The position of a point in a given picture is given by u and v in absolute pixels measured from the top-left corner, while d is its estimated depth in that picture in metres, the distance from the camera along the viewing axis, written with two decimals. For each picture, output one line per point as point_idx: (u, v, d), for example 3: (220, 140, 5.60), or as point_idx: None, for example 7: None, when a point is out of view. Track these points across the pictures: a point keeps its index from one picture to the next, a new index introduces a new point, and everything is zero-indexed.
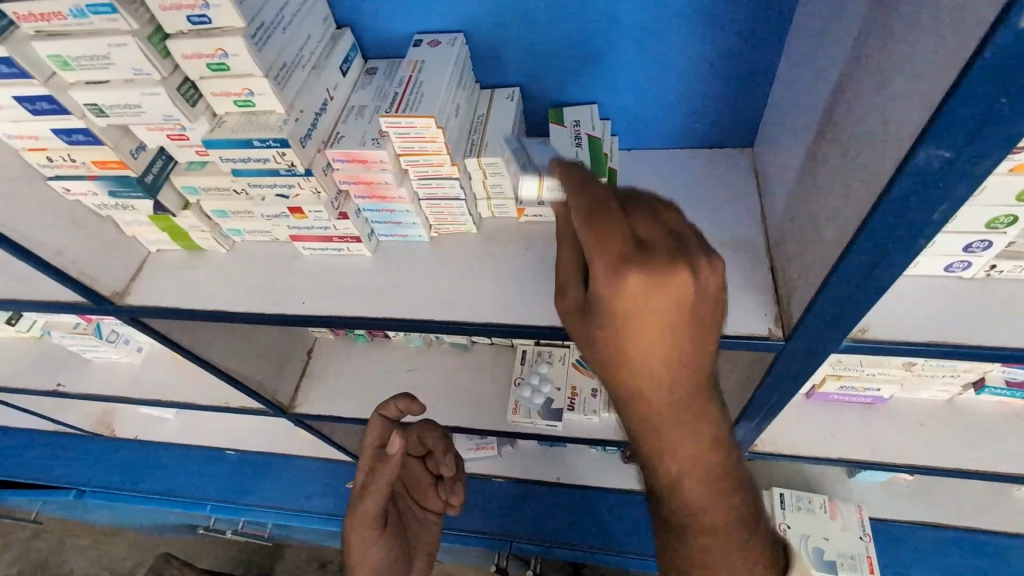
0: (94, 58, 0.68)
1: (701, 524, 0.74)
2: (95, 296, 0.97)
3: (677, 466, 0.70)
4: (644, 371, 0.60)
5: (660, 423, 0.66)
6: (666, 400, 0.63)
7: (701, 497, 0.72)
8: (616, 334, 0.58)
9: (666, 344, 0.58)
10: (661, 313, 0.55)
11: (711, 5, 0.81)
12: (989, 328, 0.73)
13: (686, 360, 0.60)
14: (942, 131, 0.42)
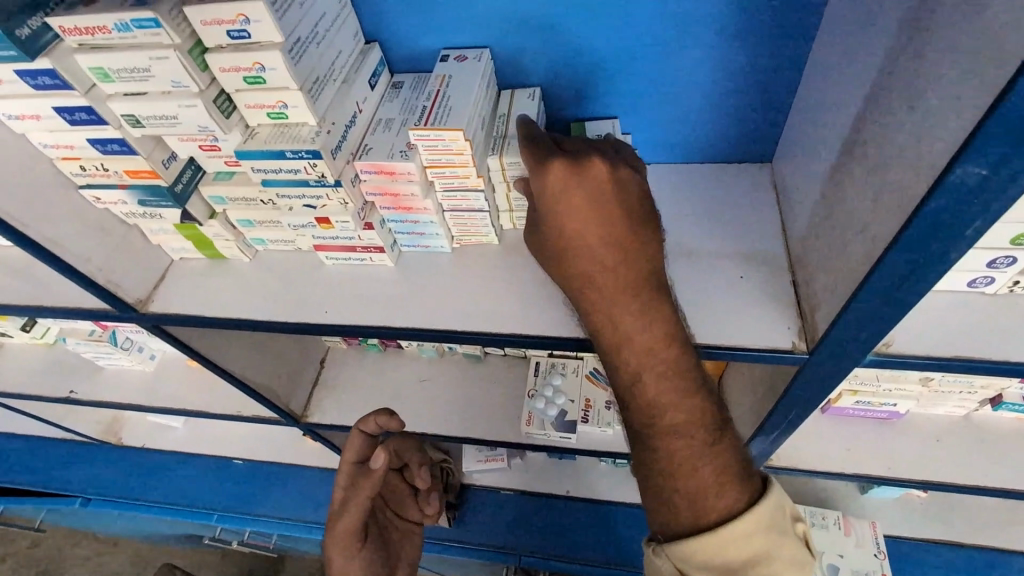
0: (134, 71, 0.70)
1: (682, 459, 0.72)
2: (120, 303, 0.98)
3: (643, 376, 0.73)
4: (581, 251, 0.74)
5: (607, 307, 0.74)
6: (612, 284, 0.73)
7: (663, 397, 0.73)
8: (559, 217, 0.73)
9: (599, 223, 0.72)
10: (581, 197, 0.72)
11: (734, 24, 0.83)
12: (1013, 343, 0.73)
13: (621, 243, 0.73)
14: (981, 149, 0.43)
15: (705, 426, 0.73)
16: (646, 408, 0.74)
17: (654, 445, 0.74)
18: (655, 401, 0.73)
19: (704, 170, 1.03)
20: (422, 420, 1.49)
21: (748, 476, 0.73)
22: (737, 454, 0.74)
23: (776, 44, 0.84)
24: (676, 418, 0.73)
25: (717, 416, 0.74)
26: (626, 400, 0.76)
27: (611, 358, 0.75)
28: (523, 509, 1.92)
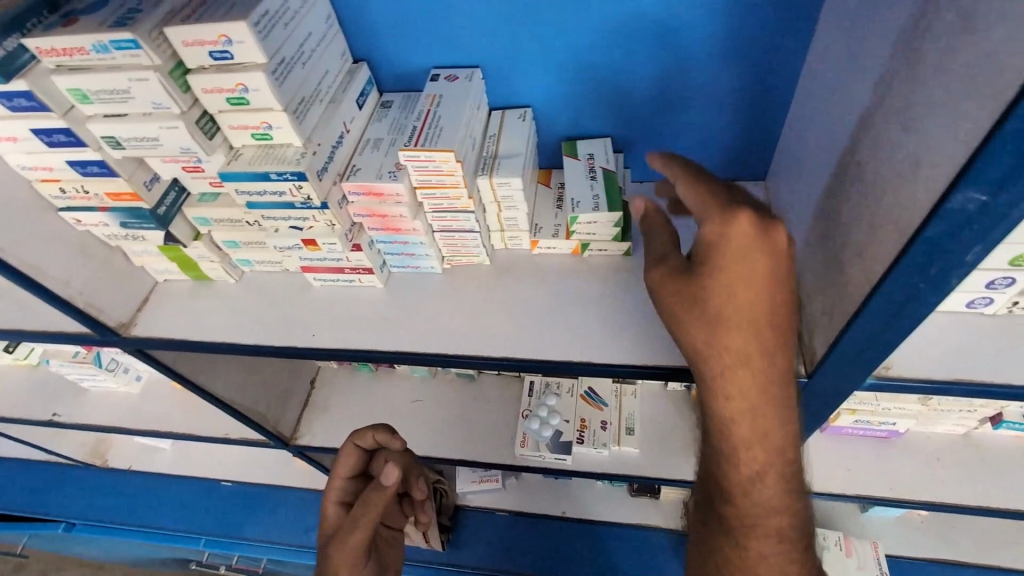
0: (114, 93, 0.68)
1: (773, 562, 0.69)
2: (101, 327, 0.95)
3: (766, 470, 0.66)
4: (736, 325, 0.60)
5: (750, 393, 0.63)
6: (768, 378, 0.62)
7: (773, 493, 0.67)
8: (725, 284, 0.59)
9: (774, 301, 0.60)
10: (761, 267, 0.58)
11: (725, 42, 0.82)
12: (1015, 366, 0.72)
13: (789, 333, 0.61)
14: (981, 175, 0.42)
15: (800, 531, 0.70)
16: (748, 498, 0.68)
17: (742, 530, 0.70)
18: (764, 503, 0.68)
19: None
20: (414, 442, 1.45)
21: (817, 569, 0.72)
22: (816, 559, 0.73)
23: (768, 63, 0.84)
24: (779, 521, 0.69)
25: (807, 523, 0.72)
26: (730, 494, 0.69)
27: (736, 452, 0.66)
28: (518, 531, 1.88)
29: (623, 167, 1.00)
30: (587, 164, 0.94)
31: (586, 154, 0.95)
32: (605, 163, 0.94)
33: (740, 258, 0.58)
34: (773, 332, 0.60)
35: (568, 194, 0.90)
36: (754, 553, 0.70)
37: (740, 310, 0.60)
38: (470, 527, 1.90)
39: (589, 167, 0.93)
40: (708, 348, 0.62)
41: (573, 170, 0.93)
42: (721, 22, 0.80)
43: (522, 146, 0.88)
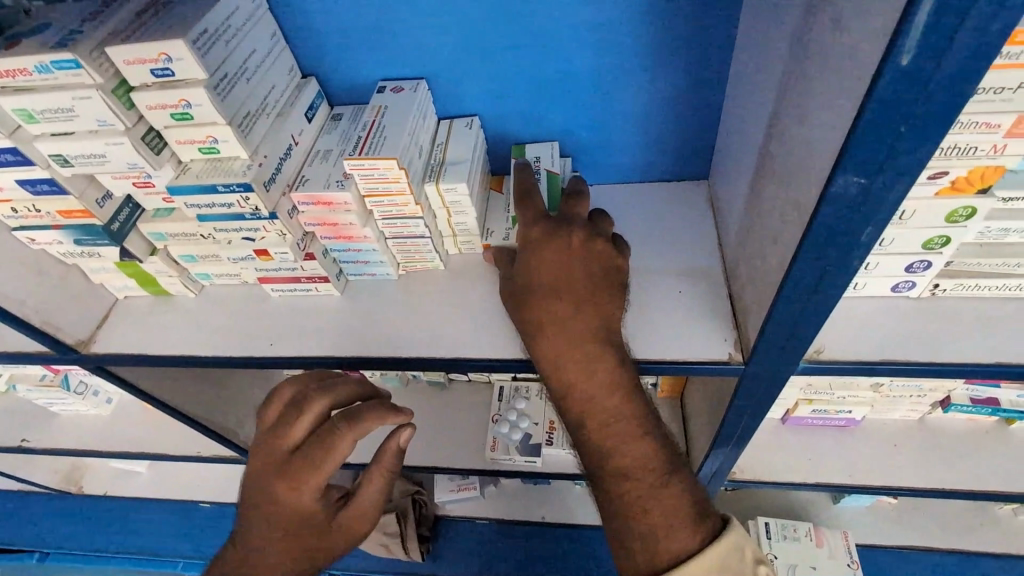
0: (58, 111, 0.70)
1: (633, 501, 0.71)
2: (59, 344, 0.96)
3: (591, 420, 0.74)
4: (535, 298, 0.78)
5: (557, 352, 0.76)
6: (563, 334, 0.76)
7: (609, 439, 0.73)
8: (527, 270, 0.80)
9: (559, 274, 0.78)
10: (543, 253, 0.80)
11: (656, 48, 0.86)
12: (936, 345, 0.75)
13: (577, 296, 0.77)
14: (854, 160, 0.45)
15: (656, 468, 0.72)
16: (597, 451, 0.74)
17: (607, 489, 0.74)
18: (603, 447, 0.74)
19: (645, 189, 1.05)
20: None
21: (704, 520, 0.70)
22: (690, 499, 0.71)
23: (699, 67, 0.88)
24: (625, 461, 0.73)
25: (672, 462, 0.73)
26: (580, 445, 0.77)
27: (565, 404, 0.77)
28: (498, 539, 1.88)
29: (571, 170, 1.03)
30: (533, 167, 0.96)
31: (533, 157, 0.97)
32: (550, 166, 0.97)
33: (532, 249, 0.80)
34: (562, 297, 0.77)
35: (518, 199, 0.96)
36: (616, 496, 0.73)
37: (534, 285, 0.79)
38: (451, 537, 1.90)
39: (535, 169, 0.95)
40: (519, 321, 0.80)
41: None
42: (650, 29, 0.84)
43: (467, 152, 0.91)
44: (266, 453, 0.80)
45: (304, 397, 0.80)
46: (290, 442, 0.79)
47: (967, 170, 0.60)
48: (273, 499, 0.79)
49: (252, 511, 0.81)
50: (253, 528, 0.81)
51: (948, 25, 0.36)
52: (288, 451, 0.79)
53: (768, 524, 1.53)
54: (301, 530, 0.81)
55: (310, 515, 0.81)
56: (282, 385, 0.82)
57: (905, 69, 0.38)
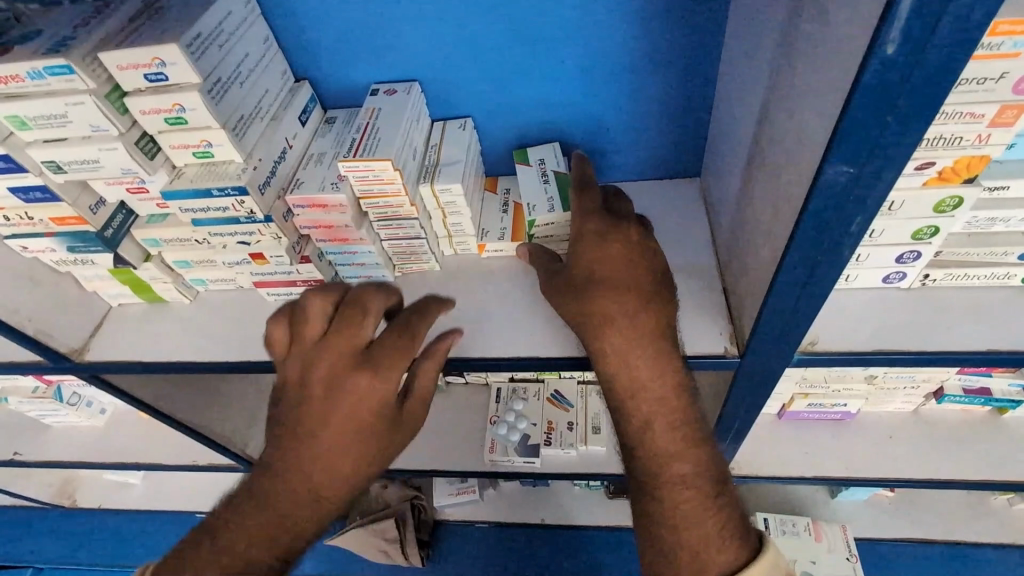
0: (51, 117, 0.70)
1: (688, 510, 0.71)
2: (53, 353, 0.95)
3: (653, 421, 0.73)
4: (601, 288, 0.74)
5: (624, 349, 0.73)
6: (632, 332, 0.73)
7: (669, 444, 0.73)
8: (590, 261, 0.76)
9: (627, 270, 0.75)
10: (612, 244, 0.76)
11: (646, 47, 0.87)
12: (927, 336, 0.77)
13: (645, 293, 0.74)
14: (843, 151, 0.46)
15: (708, 477, 0.72)
16: (652, 455, 0.73)
17: (658, 495, 0.73)
18: (661, 451, 0.73)
19: (638, 188, 1.06)
20: None
21: (750, 534, 0.71)
22: (738, 510, 0.72)
23: (688, 65, 0.89)
24: (682, 468, 0.72)
25: (720, 471, 0.74)
26: (633, 447, 0.75)
27: (622, 404, 0.74)
28: (500, 543, 1.87)
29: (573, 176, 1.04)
30: (539, 169, 0.97)
31: (537, 159, 0.98)
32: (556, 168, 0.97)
33: (596, 241, 0.77)
34: (629, 293, 0.74)
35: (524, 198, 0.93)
36: (669, 502, 0.72)
37: (600, 280, 0.75)
38: (451, 541, 1.90)
39: (541, 171, 0.96)
40: (579, 315, 0.75)
41: (525, 176, 0.96)
42: (639, 29, 0.85)
43: (461, 153, 0.92)
44: (320, 367, 0.70)
45: (358, 299, 0.72)
46: (348, 348, 0.70)
47: (953, 160, 0.61)
48: (334, 419, 0.69)
49: (291, 445, 0.70)
50: (293, 463, 0.70)
51: (930, 15, 0.37)
52: (348, 361, 0.70)
53: (766, 520, 1.54)
54: (357, 456, 0.71)
55: (372, 436, 0.72)
56: (316, 297, 0.72)
57: (890, 60, 0.39)
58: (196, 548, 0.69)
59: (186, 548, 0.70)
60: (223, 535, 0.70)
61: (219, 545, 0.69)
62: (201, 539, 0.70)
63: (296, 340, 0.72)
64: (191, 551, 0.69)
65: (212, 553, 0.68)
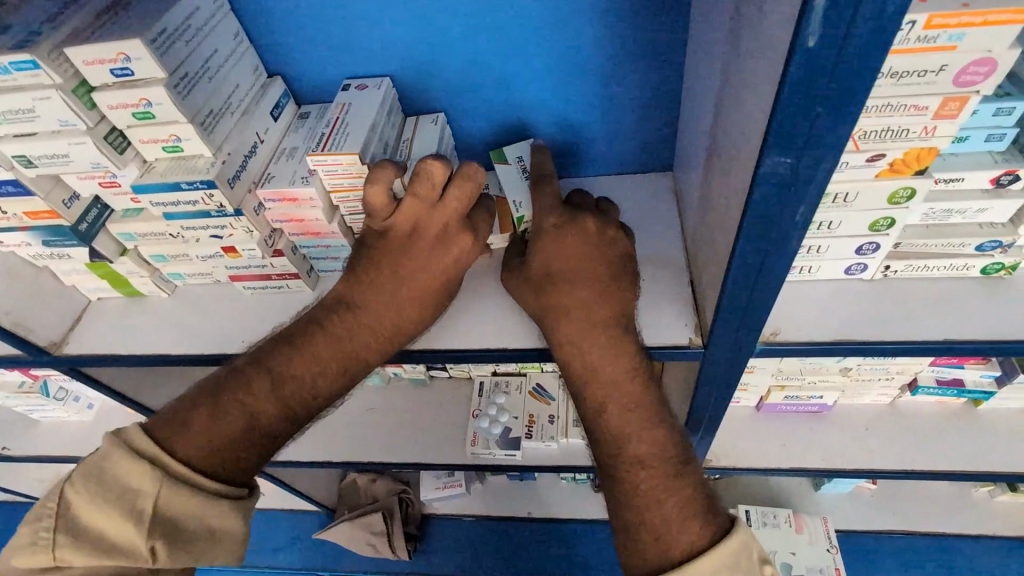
0: (19, 112, 0.71)
1: (647, 491, 0.72)
2: (31, 347, 0.96)
3: (609, 406, 0.76)
4: (558, 281, 0.79)
5: (578, 337, 0.77)
6: (586, 321, 0.77)
7: (626, 426, 0.75)
8: (548, 256, 0.80)
9: (580, 264, 0.79)
10: (569, 239, 0.80)
11: (613, 42, 0.88)
12: (887, 326, 0.78)
13: (599, 284, 0.78)
14: (778, 141, 0.47)
15: (667, 458, 0.74)
16: (612, 439, 0.76)
17: (621, 478, 0.75)
18: (618, 433, 0.76)
19: (611, 182, 1.07)
20: (369, 450, 1.46)
21: (715, 516, 0.71)
22: (701, 493, 0.73)
23: (656, 60, 0.90)
24: (638, 449, 0.74)
25: (682, 454, 0.75)
26: (594, 432, 0.78)
27: (579, 390, 0.79)
28: (487, 535, 1.89)
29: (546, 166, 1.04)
30: (519, 166, 0.95)
31: (515, 157, 0.97)
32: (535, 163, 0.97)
33: (553, 239, 0.80)
34: (583, 284, 0.78)
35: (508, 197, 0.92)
36: (629, 481, 0.74)
37: (555, 276, 0.79)
38: (439, 534, 1.92)
39: (522, 168, 0.95)
40: (538, 308, 0.80)
41: (506, 174, 0.95)
42: (606, 24, 0.86)
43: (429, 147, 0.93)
44: (432, 229, 0.77)
45: (473, 173, 0.79)
46: (459, 217, 0.79)
47: (903, 152, 0.63)
48: (428, 273, 0.79)
49: (375, 288, 0.78)
50: (369, 309, 0.78)
51: (846, 8, 0.38)
52: (458, 225, 0.79)
53: (748, 512, 1.56)
54: (430, 309, 0.81)
55: (448, 293, 0.82)
56: (437, 162, 0.76)
57: (812, 51, 0.40)
58: (249, 388, 0.72)
59: (233, 386, 0.72)
60: (285, 372, 0.74)
61: (279, 383, 0.73)
62: (255, 375, 0.73)
63: (410, 196, 0.76)
64: (242, 390, 0.72)
65: (274, 390, 0.73)
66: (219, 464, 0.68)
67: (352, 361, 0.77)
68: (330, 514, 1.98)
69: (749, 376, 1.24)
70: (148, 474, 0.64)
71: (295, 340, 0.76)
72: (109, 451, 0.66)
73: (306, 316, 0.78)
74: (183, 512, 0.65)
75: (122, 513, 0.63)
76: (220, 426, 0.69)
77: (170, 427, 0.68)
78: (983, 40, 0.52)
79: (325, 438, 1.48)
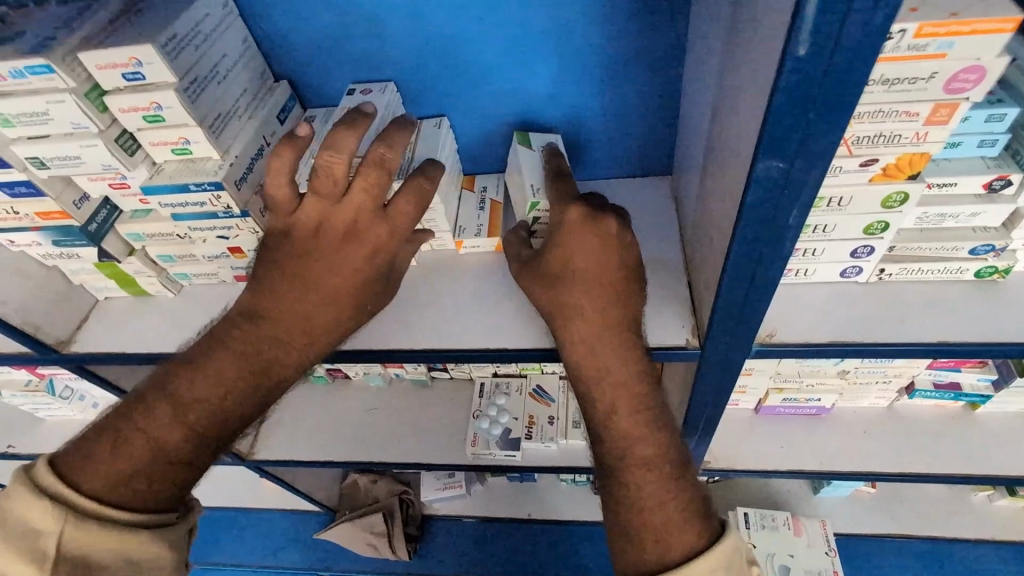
0: (33, 115, 0.73)
1: (650, 493, 0.74)
2: (40, 344, 0.98)
3: (618, 408, 0.77)
4: (576, 282, 0.78)
5: (592, 339, 0.77)
6: (599, 324, 0.77)
7: (633, 427, 0.77)
8: (567, 254, 0.78)
9: (600, 265, 0.78)
10: (589, 239, 0.78)
11: (614, 48, 0.90)
12: (881, 328, 0.79)
13: (615, 286, 0.78)
14: (771, 146, 0.48)
15: (668, 462, 0.77)
16: (619, 440, 0.77)
17: (624, 478, 0.76)
18: (625, 434, 0.77)
19: (611, 186, 1.09)
20: (370, 451, 1.47)
21: (710, 518, 0.74)
22: (698, 495, 0.76)
23: (655, 66, 0.91)
24: (644, 451, 0.76)
25: (680, 456, 0.78)
26: (600, 432, 0.79)
27: (589, 390, 0.79)
28: (486, 537, 1.90)
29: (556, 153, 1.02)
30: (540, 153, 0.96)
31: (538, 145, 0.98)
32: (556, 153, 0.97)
33: (575, 237, 0.79)
34: (601, 287, 0.77)
35: (524, 179, 0.91)
36: (633, 485, 0.76)
37: (573, 274, 0.78)
38: (438, 535, 1.93)
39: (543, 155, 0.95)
40: (551, 305, 0.79)
41: (529, 157, 0.94)
42: (606, 31, 0.88)
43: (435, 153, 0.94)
44: (339, 226, 0.73)
45: (382, 156, 0.72)
46: (368, 209, 0.72)
47: (896, 156, 0.64)
48: (338, 277, 0.74)
49: (280, 297, 0.74)
50: (275, 320, 0.74)
51: (835, 19, 0.39)
52: (367, 218, 0.73)
53: (746, 515, 1.56)
54: (348, 314, 0.77)
55: (365, 293, 0.77)
56: (333, 152, 0.69)
57: (802, 60, 0.42)
58: (150, 415, 0.70)
59: (135, 415, 0.70)
60: (188, 394, 0.71)
61: (182, 407, 0.70)
62: (156, 401, 0.70)
63: (312, 195, 0.71)
64: (145, 416, 0.70)
65: (177, 415, 0.70)
66: (128, 495, 0.66)
67: (266, 374, 0.74)
68: (331, 515, 1.99)
69: (747, 378, 1.25)
70: (48, 513, 0.62)
71: (201, 359, 0.72)
72: (8, 494, 0.64)
73: (212, 331, 0.75)
74: (92, 547, 0.63)
75: (25, 556, 0.60)
76: (122, 458, 0.67)
77: (73, 463, 0.66)
78: (972, 48, 0.53)
79: (326, 437, 1.50)
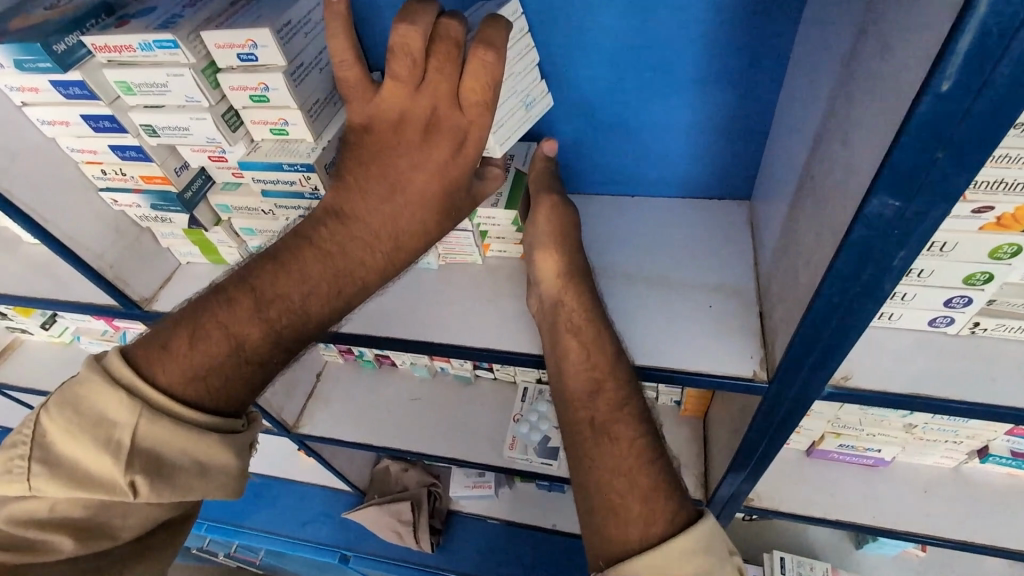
0: (153, 86, 0.78)
1: (635, 457, 0.67)
2: (125, 299, 1.04)
3: (609, 380, 0.74)
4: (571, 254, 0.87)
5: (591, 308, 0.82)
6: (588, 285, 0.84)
7: (619, 400, 0.73)
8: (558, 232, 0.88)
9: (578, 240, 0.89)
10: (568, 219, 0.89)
11: (711, 68, 0.87)
12: (970, 385, 0.74)
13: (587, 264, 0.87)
14: (891, 183, 0.46)
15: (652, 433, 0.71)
16: (608, 415, 0.71)
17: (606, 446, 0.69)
18: (612, 404, 0.72)
19: (685, 205, 1.06)
20: (409, 440, 1.50)
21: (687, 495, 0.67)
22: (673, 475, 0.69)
23: (749, 89, 0.89)
24: (630, 421, 0.71)
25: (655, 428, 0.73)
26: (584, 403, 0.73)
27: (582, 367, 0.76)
28: (508, 542, 1.89)
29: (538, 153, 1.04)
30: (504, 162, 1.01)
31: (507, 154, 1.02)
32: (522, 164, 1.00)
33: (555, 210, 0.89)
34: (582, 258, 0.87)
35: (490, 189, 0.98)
36: (615, 450, 0.68)
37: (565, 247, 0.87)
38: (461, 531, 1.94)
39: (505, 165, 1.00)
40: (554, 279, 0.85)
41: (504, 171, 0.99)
42: (704, 52, 0.86)
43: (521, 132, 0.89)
44: (416, 121, 0.67)
45: (453, 34, 0.62)
46: (447, 98, 0.66)
47: (1013, 207, 0.60)
48: (419, 175, 0.70)
49: (368, 195, 0.70)
50: (362, 219, 0.70)
51: (991, 55, 0.37)
52: (450, 109, 0.66)
53: (783, 559, 1.50)
54: (427, 219, 0.73)
55: (447, 201, 0.73)
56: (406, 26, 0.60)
57: (946, 95, 0.39)
58: (231, 308, 0.68)
59: (212, 307, 0.68)
60: (271, 290, 0.69)
61: (266, 302, 0.68)
62: (238, 294, 0.68)
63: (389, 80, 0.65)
64: (225, 310, 0.68)
65: (259, 311, 0.68)
66: (200, 394, 0.66)
67: (350, 280, 0.72)
68: (359, 496, 2.03)
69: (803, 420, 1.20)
70: (118, 408, 0.63)
71: (281, 256, 0.70)
72: (80, 378, 0.65)
73: (293, 231, 0.72)
74: (165, 445, 0.64)
75: (97, 443, 0.62)
76: (199, 349, 0.66)
77: (147, 355, 0.65)
78: None
79: (371, 420, 1.54)
